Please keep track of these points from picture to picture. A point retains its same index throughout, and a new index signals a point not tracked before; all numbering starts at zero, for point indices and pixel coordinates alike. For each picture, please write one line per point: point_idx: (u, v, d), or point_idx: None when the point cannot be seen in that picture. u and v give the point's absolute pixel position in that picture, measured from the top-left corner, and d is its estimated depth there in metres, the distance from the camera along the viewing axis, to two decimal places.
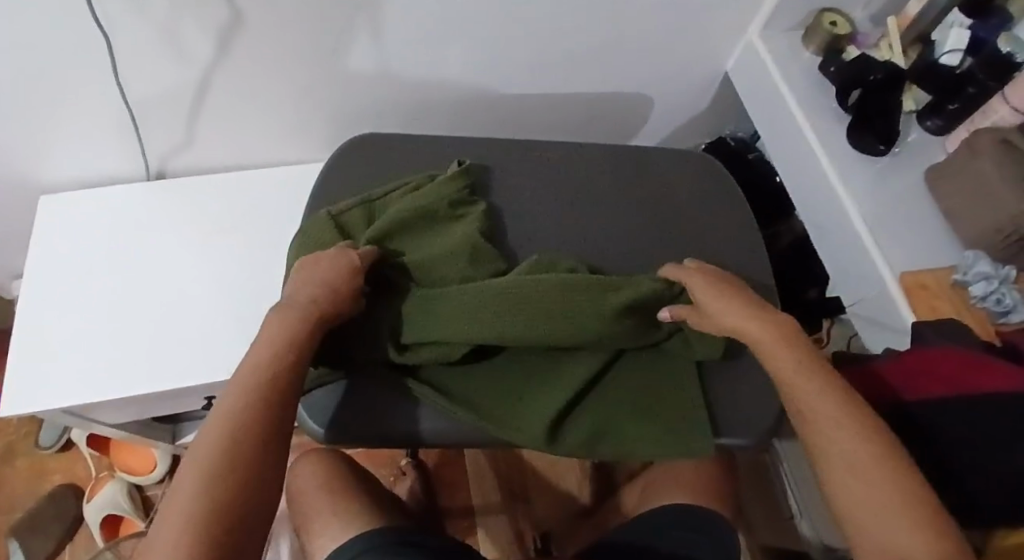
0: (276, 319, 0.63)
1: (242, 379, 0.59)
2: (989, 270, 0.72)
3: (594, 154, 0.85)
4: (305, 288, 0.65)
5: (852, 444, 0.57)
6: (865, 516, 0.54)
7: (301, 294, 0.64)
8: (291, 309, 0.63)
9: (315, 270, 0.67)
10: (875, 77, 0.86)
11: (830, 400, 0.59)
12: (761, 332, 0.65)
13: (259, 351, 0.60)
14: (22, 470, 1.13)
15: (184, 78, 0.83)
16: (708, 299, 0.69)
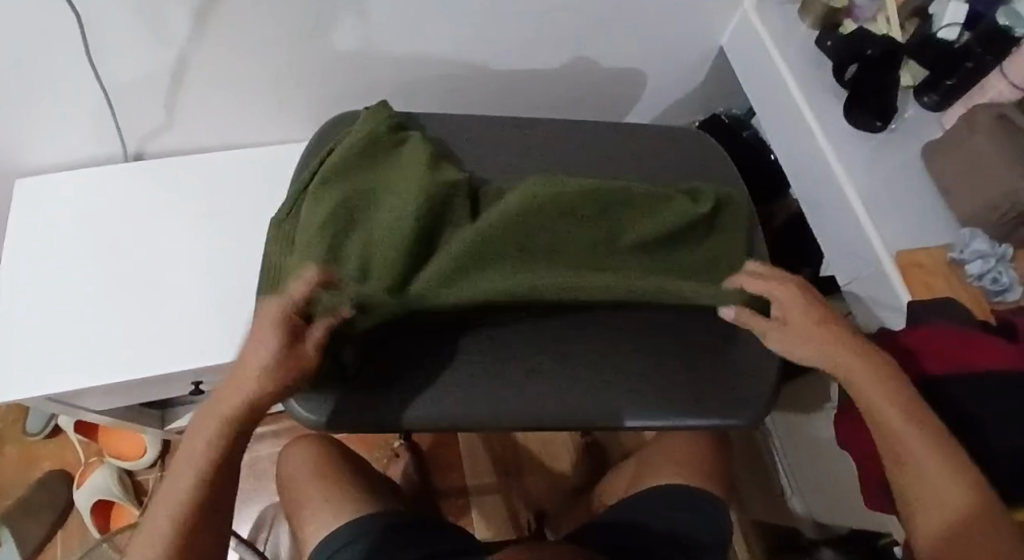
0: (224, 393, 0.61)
1: (191, 454, 0.61)
2: (985, 248, 0.71)
3: (589, 131, 0.83)
4: (255, 343, 0.61)
5: (933, 479, 0.58)
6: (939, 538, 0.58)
7: (256, 357, 0.60)
8: (241, 379, 0.61)
9: (253, 337, 0.62)
10: (871, 52, 0.83)
11: (913, 440, 0.59)
12: (852, 368, 0.62)
13: (207, 424, 0.61)
14: (10, 458, 1.12)
15: (162, 57, 0.80)
16: (794, 316, 0.65)
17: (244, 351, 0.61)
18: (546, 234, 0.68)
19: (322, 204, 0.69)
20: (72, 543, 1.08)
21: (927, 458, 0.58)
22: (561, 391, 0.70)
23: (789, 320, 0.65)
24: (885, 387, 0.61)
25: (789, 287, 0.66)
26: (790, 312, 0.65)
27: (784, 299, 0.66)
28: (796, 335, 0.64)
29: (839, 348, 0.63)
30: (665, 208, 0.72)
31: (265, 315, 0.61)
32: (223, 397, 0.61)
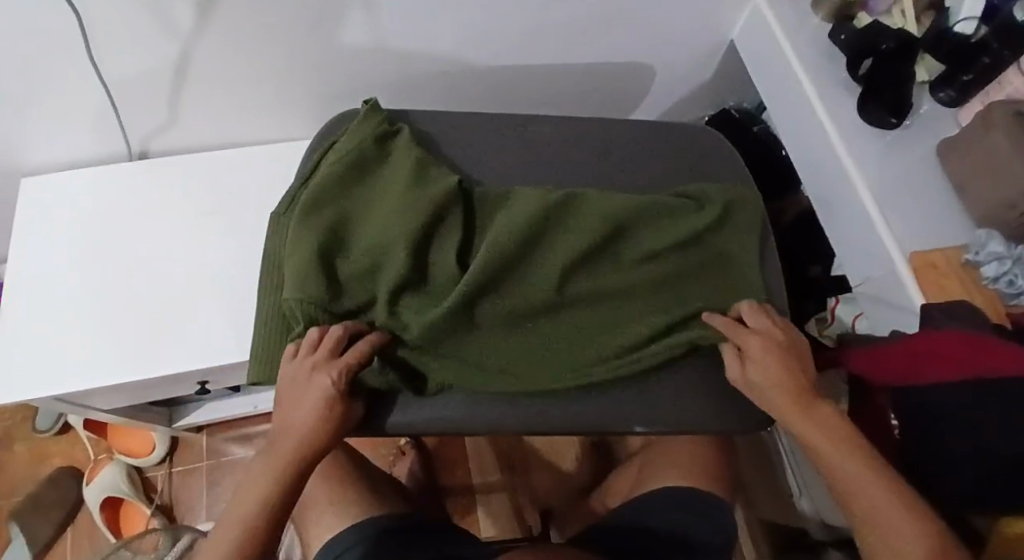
0: (262, 465, 0.62)
1: (223, 533, 0.60)
2: (1001, 249, 0.69)
3: (591, 129, 0.81)
4: (304, 408, 0.63)
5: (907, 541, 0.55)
6: None
7: (301, 417, 0.63)
8: (283, 441, 0.63)
9: (297, 398, 0.64)
10: (886, 46, 0.81)
11: (881, 497, 0.58)
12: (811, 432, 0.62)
13: (245, 499, 0.61)
14: (21, 455, 1.13)
15: (162, 53, 0.79)
16: (765, 362, 0.65)
17: (286, 414, 0.64)
18: (538, 257, 0.70)
19: (317, 217, 0.70)
20: (83, 538, 1.09)
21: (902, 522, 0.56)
22: (565, 397, 0.69)
23: (750, 376, 0.66)
24: (827, 434, 0.61)
25: (757, 342, 0.66)
26: (757, 366, 0.65)
27: (755, 352, 0.66)
28: (765, 395, 0.65)
29: (787, 402, 0.63)
30: (663, 217, 0.72)
31: (314, 381, 0.64)
32: (257, 475, 0.62)
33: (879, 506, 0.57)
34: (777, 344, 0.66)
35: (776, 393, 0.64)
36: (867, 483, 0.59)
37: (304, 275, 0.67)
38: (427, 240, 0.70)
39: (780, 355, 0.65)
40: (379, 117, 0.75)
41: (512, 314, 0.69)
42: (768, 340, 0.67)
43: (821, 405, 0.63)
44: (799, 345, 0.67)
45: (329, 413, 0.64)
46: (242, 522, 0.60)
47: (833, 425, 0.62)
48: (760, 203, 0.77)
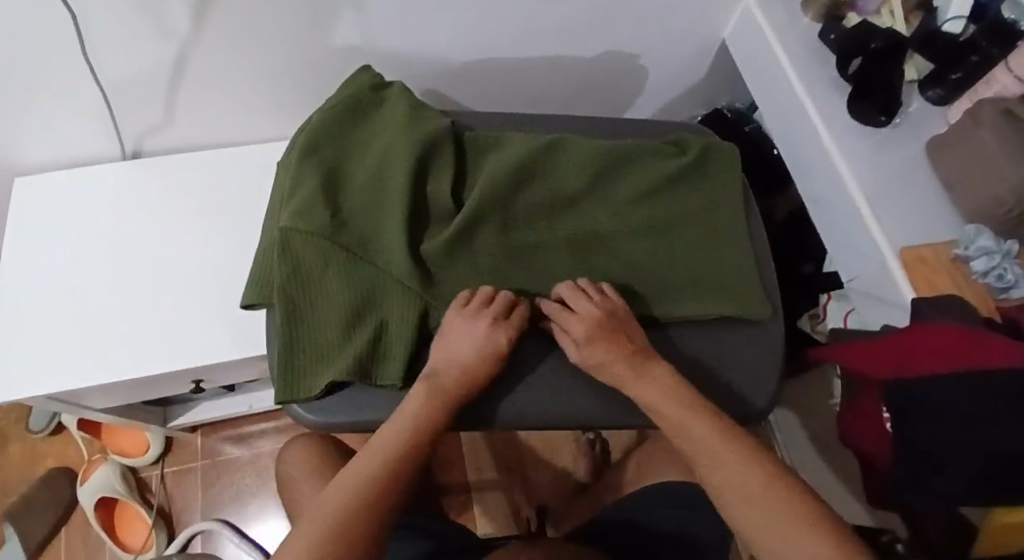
0: (397, 418, 0.64)
1: (396, 425, 0.63)
2: (990, 244, 0.70)
3: (580, 119, 0.84)
4: (467, 345, 0.66)
5: (740, 475, 0.59)
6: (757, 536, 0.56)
7: (472, 345, 0.66)
8: (447, 369, 0.66)
9: (458, 341, 0.67)
10: (875, 45, 0.82)
11: (708, 436, 0.62)
12: (647, 392, 0.65)
13: (411, 404, 0.64)
14: (14, 456, 1.13)
15: (160, 54, 0.79)
16: (582, 340, 0.67)
17: (443, 352, 0.67)
18: (527, 193, 0.74)
19: (316, 155, 0.73)
20: (76, 540, 1.09)
21: (729, 459, 0.60)
22: (559, 394, 0.70)
23: (587, 358, 0.67)
24: (661, 391, 0.65)
25: (578, 324, 0.67)
26: (588, 350, 0.67)
27: (582, 335, 0.67)
28: (604, 369, 0.66)
29: (624, 370, 0.66)
30: (647, 158, 0.77)
31: (489, 335, 0.66)
32: (394, 425, 0.63)
33: (704, 441, 0.61)
34: (597, 325, 0.67)
35: (610, 364, 0.66)
36: (698, 431, 0.62)
37: (308, 207, 0.69)
38: (423, 172, 0.74)
39: (606, 336, 0.66)
40: (373, 73, 0.81)
41: (499, 249, 0.72)
42: (583, 322, 0.67)
43: (651, 367, 0.66)
44: (619, 314, 0.68)
45: (493, 358, 0.67)
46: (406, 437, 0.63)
47: (665, 380, 0.65)
48: (740, 154, 0.80)
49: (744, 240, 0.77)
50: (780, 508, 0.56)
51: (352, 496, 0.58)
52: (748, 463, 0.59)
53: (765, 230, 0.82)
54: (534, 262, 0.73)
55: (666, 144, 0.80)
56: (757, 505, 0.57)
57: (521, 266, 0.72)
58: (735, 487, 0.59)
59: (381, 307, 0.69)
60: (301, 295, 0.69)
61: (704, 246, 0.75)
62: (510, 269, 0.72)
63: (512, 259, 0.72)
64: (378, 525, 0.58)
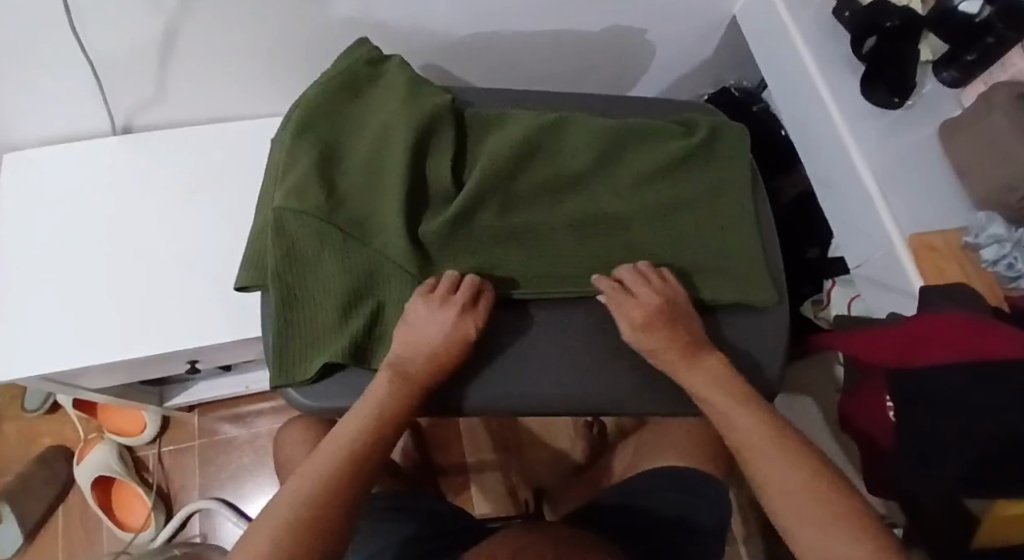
0: (352, 416, 0.64)
1: (357, 414, 0.64)
2: (1001, 233, 0.69)
3: (585, 96, 0.82)
4: (434, 333, 0.65)
5: (790, 472, 0.60)
6: (805, 533, 0.57)
7: (439, 334, 0.65)
8: (410, 357, 0.65)
9: (422, 329, 0.65)
10: (889, 25, 0.78)
11: (761, 432, 0.62)
12: (700, 384, 0.65)
13: (374, 393, 0.64)
14: (11, 434, 1.13)
15: (150, 28, 0.76)
16: (642, 325, 0.66)
17: (409, 340, 0.65)
18: (530, 174, 0.72)
19: (311, 133, 0.71)
20: (75, 518, 1.09)
21: (781, 453, 0.61)
22: (561, 381, 0.69)
23: (645, 342, 0.66)
24: (712, 383, 0.65)
25: (639, 309, 0.66)
26: (650, 333, 0.66)
27: (637, 321, 0.66)
28: (660, 354, 0.66)
29: (679, 356, 0.66)
30: (652, 138, 0.75)
31: (455, 322, 0.65)
32: (348, 424, 0.63)
33: (753, 436, 0.62)
34: (656, 312, 0.66)
35: (668, 350, 0.66)
36: (750, 425, 0.63)
37: (303, 186, 0.67)
38: (421, 151, 0.72)
39: (665, 324, 0.66)
40: (370, 46, 0.78)
41: (501, 231, 0.70)
42: (639, 309, 0.66)
43: (704, 357, 0.66)
44: (678, 301, 0.68)
45: (462, 344, 0.66)
46: (367, 425, 0.63)
47: (722, 374, 0.65)
48: (748, 134, 0.78)
49: (750, 224, 0.75)
50: (827, 507, 0.58)
51: (304, 501, 0.59)
52: (795, 459, 0.60)
53: (771, 212, 0.80)
54: (536, 245, 0.71)
55: (673, 123, 0.78)
56: (801, 501, 0.59)
57: (524, 249, 0.71)
58: (780, 482, 0.60)
59: (377, 289, 0.68)
60: (296, 277, 0.67)
61: (709, 230, 0.74)
62: (512, 251, 0.70)
63: (514, 241, 0.71)
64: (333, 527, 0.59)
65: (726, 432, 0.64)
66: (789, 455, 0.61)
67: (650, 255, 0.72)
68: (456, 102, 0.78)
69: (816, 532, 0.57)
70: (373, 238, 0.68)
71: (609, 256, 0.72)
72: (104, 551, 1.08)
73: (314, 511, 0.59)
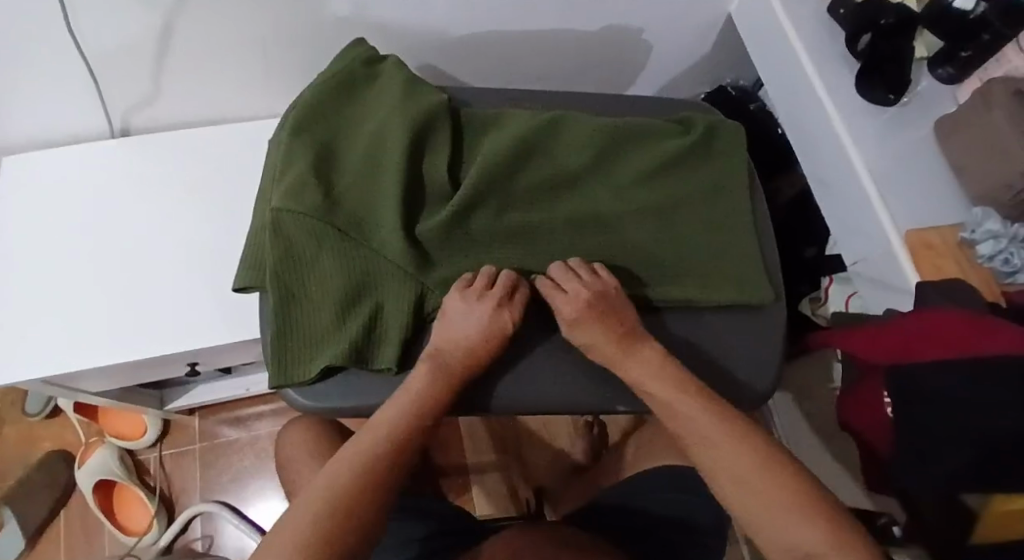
0: (396, 401, 0.63)
1: (398, 401, 0.63)
2: (997, 228, 0.70)
3: (581, 95, 0.82)
4: (472, 325, 0.65)
5: (744, 460, 0.58)
6: (764, 524, 0.56)
7: (476, 326, 0.65)
8: (450, 345, 0.65)
9: (462, 324, 0.65)
10: (885, 22, 0.79)
11: (706, 419, 0.61)
12: (641, 375, 0.64)
13: (416, 379, 0.64)
14: (11, 438, 1.13)
15: (146, 27, 0.77)
16: (573, 321, 0.65)
17: (449, 336, 0.65)
18: (527, 173, 0.73)
19: (309, 134, 0.72)
20: (75, 521, 1.09)
21: (729, 441, 0.59)
22: (560, 380, 0.69)
23: (579, 339, 0.66)
24: (649, 373, 0.64)
25: (569, 305, 0.65)
26: (582, 330, 0.65)
27: (570, 317, 0.65)
28: (597, 350, 0.65)
29: (615, 351, 0.64)
30: (648, 136, 0.75)
31: (494, 318, 0.65)
32: (392, 409, 0.63)
33: (701, 425, 0.61)
34: (586, 308, 0.65)
35: (605, 346, 0.65)
36: (698, 415, 0.61)
37: (301, 186, 0.68)
38: (419, 150, 0.72)
39: (595, 317, 0.65)
40: (367, 47, 0.79)
41: (499, 230, 0.71)
42: (571, 304, 0.65)
43: (641, 347, 0.65)
44: (612, 294, 0.67)
45: (498, 339, 0.65)
46: (409, 411, 0.63)
47: (659, 365, 0.64)
48: (745, 131, 0.79)
49: (747, 221, 0.75)
50: (785, 495, 0.56)
51: (350, 481, 0.59)
52: (743, 448, 0.59)
53: (768, 209, 0.80)
54: (534, 244, 0.71)
55: (670, 121, 0.78)
56: (754, 489, 0.57)
57: (521, 248, 0.71)
58: (733, 471, 0.58)
59: (376, 288, 0.68)
60: (296, 277, 0.67)
61: (706, 228, 0.74)
62: (509, 250, 0.71)
63: (511, 239, 0.71)
64: (376, 506, 0.59)
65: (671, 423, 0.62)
66: (740, 443, 0.59)
67: (647, 253, 0.72)
68: (453, 103, 0.78)
69: (775, 522, 0.56)
70: (371, 238, 0.68)
71: (607, 254, 0.72)
72: (105, 554, 1.08)
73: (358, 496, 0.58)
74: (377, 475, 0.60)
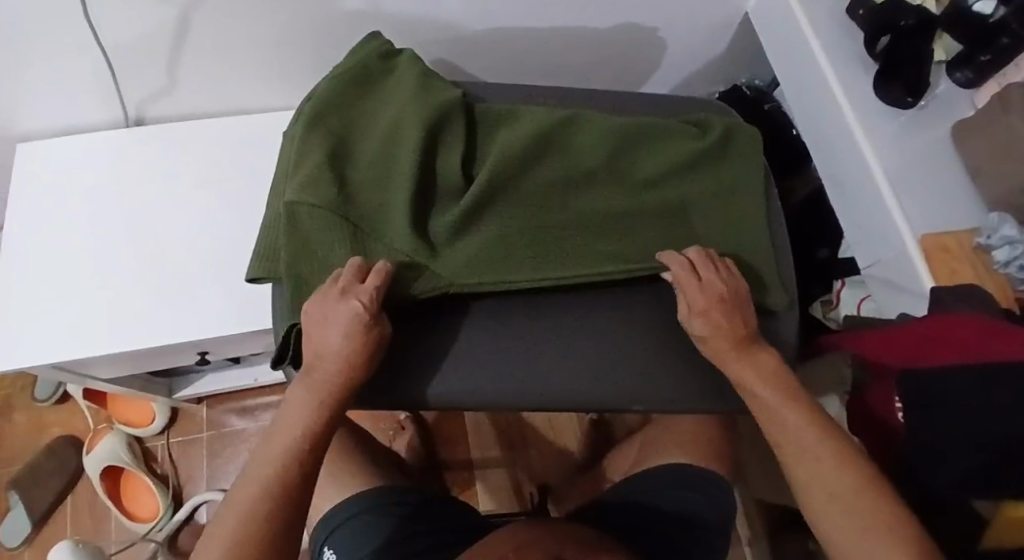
0: (272, 447, 0.61)
1: (286, 422, 0.62)
2: (1015, 234, 0.68)
3: (596, 93, 0.82)
4: (326, 330, 0.62)
5: (831, 472, 0.59)
6: (844, 535, 0.58)
7: (330, 331, 0.62)
8: (318, 360, 0.63)
9: (315, 328, 0.63)
10: (905, 23, 0.78)
11: (803, 428, 0.62)
12: (745, 374, 0.65)
13: (297, 399, 0.62)
14: (21, 423, 1.14)
15: (159, 17, 0.76)
16: (699, 309, 0.66)
17: (314, 350, 0.63)
18: (543, 170, 0.72)
19: (322, 128, 0.71)
20: (83, 507, 1.10)
21: (822, 448, 0.61)
22: (568, 372, 0.68)
23: (697, 328, 0.67)
24: (759, 375, 0.65)
25: (700, 294, 0.67)
26: (703, 321, 0.66)
27: (699, 305, 0.67)
28: (711, 343, 0.66)
29: (728, 346, 0.66)
30: (663, 137, 0.75)
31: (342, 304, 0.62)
32: (270, 456, 0.60)
33: (804, 436, 0.61)
34: (719, 299, 0.66)
35: (718, 340, 0.66)
36: (798, 421, 0.62)
37: (313, 179, 0.67)
38: (433, 147, 0.72)
39: (723, 311, 0.66)
40: (381, 40, 0.78)
41: (514, 225, 0.70)
42: (704, 295, 0.67)
43: (760, 353, 0.66)
44: (739, 293, 0.68)
45: (358, 330, 0.62)
46: (297, 430, 0.61)
47: (769, 367, 0.65)
48: (760, 135, 0.78)
49: (763, 226, 0.75)
50: (868, 509, 0.57)
51: (240, 537, 0.56)
52: (843, 464, 0.59)
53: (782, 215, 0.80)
54: (549, 240, 0.70)
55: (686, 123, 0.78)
56: (844, 505, 0.58)
57: (536, 243, 0.70)
58: (826, 485, 0.59)
59: None
60: (309, 273, 0.67)
61: (720, 231, 0.74)
62: (524, 245, 0.70)
63: (526, 235, 0.70)
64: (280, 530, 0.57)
65: (766, 424, 0.64)
66: (834, 455, 0.60)
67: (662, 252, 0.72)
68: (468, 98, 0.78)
69: (853, 534, 0.57)
70: (384, 235, 0.68)
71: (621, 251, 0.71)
72: (111, 541, 1.08)
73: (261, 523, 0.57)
74: (266, 521, 0.57)
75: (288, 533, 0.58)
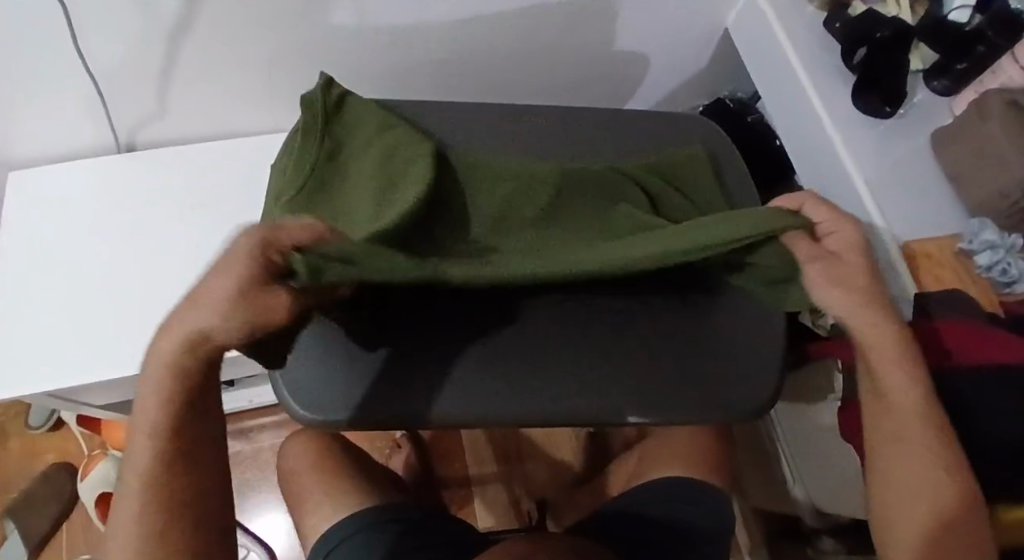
0: (144, 431, 0.54)
1: (149, 402, 0.54)
2: (994, 238, 0.69)
3: (579, 118, 0.79)
4: (214, 291, 0.49)
5: (918, 460, 0.62)
6: (899, 505, 0.64)
7: (213, 293, 0.49)
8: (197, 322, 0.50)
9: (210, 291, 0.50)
10: (881, 35, 0.79)
11: (910, 412, 0.62)
12: (870, 341, 0.61)
13: (156, 378, 0.53)
14: (14, 451, 1.13)
15: (149, 44, 0.78)
16: (838, 260, 0.61)
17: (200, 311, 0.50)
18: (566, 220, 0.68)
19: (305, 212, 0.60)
20: (78, 533, 1.10)
21: (921, 438, 0.62)
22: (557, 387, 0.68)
23: (831, 274, 0.60)
24: (890, 344, 0.61)
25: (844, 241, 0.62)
26: (835, 266, 0.60)
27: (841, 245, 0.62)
28: (849, 304, 0.60)
29: (862, 304, 0.60)
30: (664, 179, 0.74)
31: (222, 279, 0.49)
32: (141, 453, 0.54)
33: (905, 418, 0.62)
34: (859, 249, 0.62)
35: (848, 302, 0.60)
36: (904, 405, 0.62)
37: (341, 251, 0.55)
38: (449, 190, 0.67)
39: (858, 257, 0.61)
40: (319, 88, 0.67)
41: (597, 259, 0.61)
42: (848, 250, 0.62)
43: (879, 323, 0.61)
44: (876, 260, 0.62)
45: (243, 289, 0.48)
46: (163, 413, 0.54)
47: (898, 339, 0.61)
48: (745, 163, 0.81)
49: None
50: (934, 497, 0.62)
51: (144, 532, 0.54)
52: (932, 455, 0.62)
53: None
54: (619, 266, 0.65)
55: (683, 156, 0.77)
56: (916, 484, 0.63)
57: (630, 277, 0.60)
58: (904, 458, 0.63)
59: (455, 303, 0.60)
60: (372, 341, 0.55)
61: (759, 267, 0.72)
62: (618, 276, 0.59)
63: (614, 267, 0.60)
64: (187, 515, 0.56)
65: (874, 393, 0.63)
66: (926, 446, 0.62)
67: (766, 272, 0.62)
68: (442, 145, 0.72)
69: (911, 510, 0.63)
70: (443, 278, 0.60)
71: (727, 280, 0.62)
72: None
73: (166, 514, 0.54)
74: (166, 511, 0.55)
75: (192, 508, 0.56)
